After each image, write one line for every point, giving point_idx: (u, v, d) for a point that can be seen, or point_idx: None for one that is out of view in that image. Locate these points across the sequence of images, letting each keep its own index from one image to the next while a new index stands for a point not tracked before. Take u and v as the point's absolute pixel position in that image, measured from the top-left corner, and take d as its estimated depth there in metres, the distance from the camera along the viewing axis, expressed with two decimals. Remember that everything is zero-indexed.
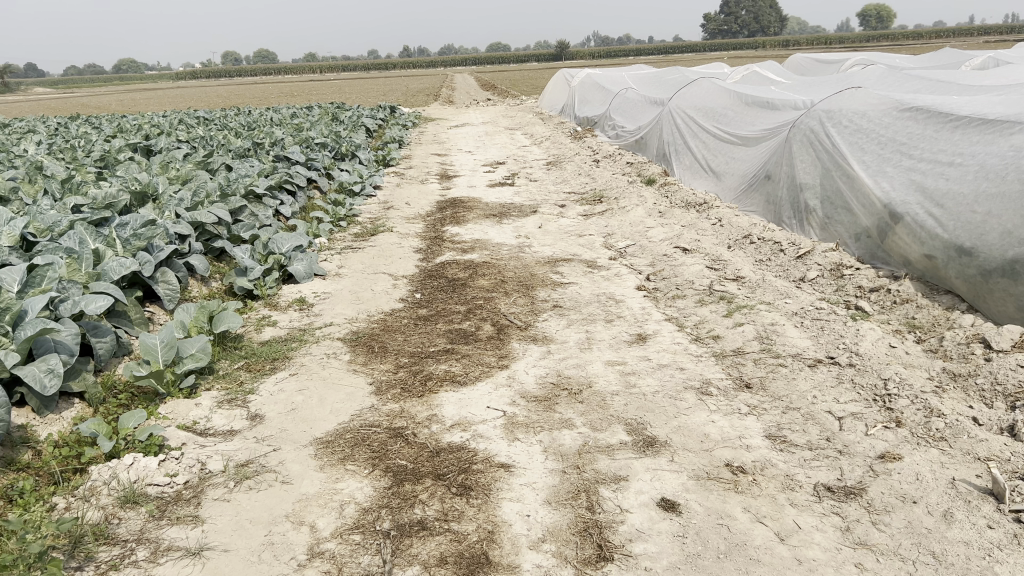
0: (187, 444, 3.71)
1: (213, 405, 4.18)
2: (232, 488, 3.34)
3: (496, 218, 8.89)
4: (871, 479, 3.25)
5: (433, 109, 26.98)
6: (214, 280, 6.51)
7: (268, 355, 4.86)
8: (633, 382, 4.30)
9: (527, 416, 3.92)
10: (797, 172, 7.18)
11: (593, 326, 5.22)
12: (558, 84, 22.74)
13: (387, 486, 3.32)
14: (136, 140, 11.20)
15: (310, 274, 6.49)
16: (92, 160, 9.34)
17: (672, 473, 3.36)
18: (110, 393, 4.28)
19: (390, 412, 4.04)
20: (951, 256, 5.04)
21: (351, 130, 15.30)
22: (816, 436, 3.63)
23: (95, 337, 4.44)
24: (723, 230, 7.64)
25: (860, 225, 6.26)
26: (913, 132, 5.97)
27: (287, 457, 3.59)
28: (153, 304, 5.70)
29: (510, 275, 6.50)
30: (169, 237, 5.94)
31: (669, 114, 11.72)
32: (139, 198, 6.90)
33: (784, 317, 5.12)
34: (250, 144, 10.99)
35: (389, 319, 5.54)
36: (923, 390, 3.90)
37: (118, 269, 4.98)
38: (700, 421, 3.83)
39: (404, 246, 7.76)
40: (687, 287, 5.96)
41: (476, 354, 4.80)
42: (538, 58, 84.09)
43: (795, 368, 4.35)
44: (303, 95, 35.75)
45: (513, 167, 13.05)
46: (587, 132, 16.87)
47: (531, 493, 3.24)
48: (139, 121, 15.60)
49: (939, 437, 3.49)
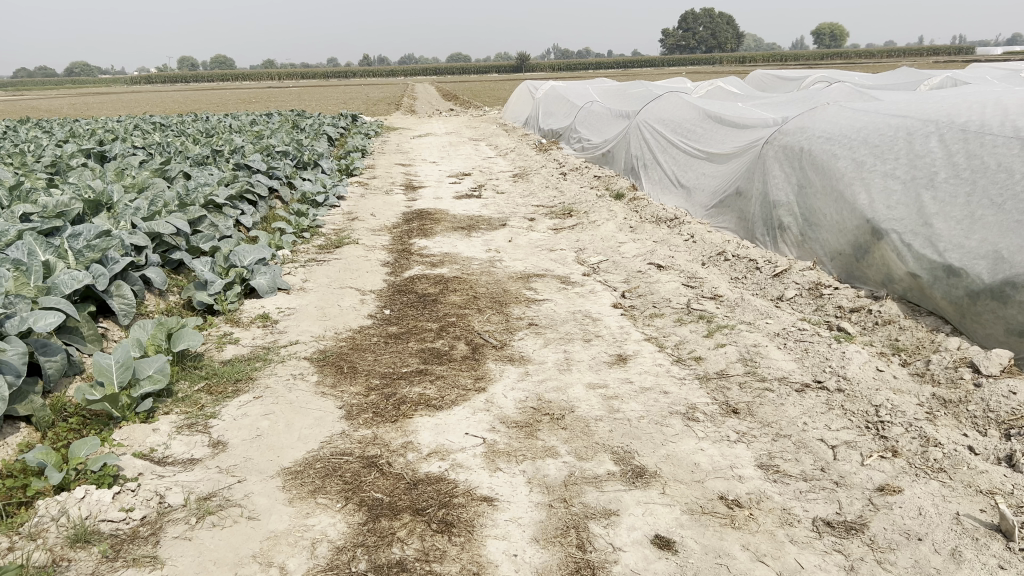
0: (143, 474, 3.46)
1: (172, 431, 3.92)
2: (193, 525, 3.08)
3: (464, 231, 8.70)
4: (871, 513, 3.11)
5: (396, 119, 26.77)
6: (171, 294, 6.19)
7: (230, 375, 4.59)
8: (616, 407, 4.13)
9: (508, 443, 3.72)
10: (771, 188, 7.08)
11: (571, 346, 5.04)
12: (521, 95, 22.71)
13: (362, 523, 3.10)
14: (89, 145, 10.80)
15: (274, 288, 6.23)
16: (42, 167, 8.95)
17: (664, 507, 3.18)
18: (59, 417, 4.01)
19: (362, 439, 3.81)
20: (938, 276, 4.97)
21: (314, 139, 15.00)
22: (810, 466, 3.50)
23: (44, 356, 4.15)
24: (696, 247, 7.53)
25: (837, 243, 6.18)
26: (891, 144, 5.90)
27: (252, 489, 3.34)
28: (106, 319, 5.39)
29: (483, 291, 6.30)
30: (124, 249, 5.64)
31: (637, 128, 11.62)
32: (93, 207, 6.55)
33: (767, 338, 5.00)
34: (210, 151, 10.67)
35: (358, 337, 5.30)
36: (916, 418, 3.79)
37: (69, 283, 4.72)
38: (689, 449, 3.67)
39: (371, 259, 7.51)
40: (665, 305, 5.82)
41: (451, 375, 4.60)
42: (500, 69, 83.92)
43: (782, 393, 4.21)
44: (264, 105, 35.16)
45: (479, 179, 12.87)
46: (551, 144, 16.79)
47: (517, 530, 3.04)
48: (93, 125, 15.17)
49: (937, 469, 3.38)
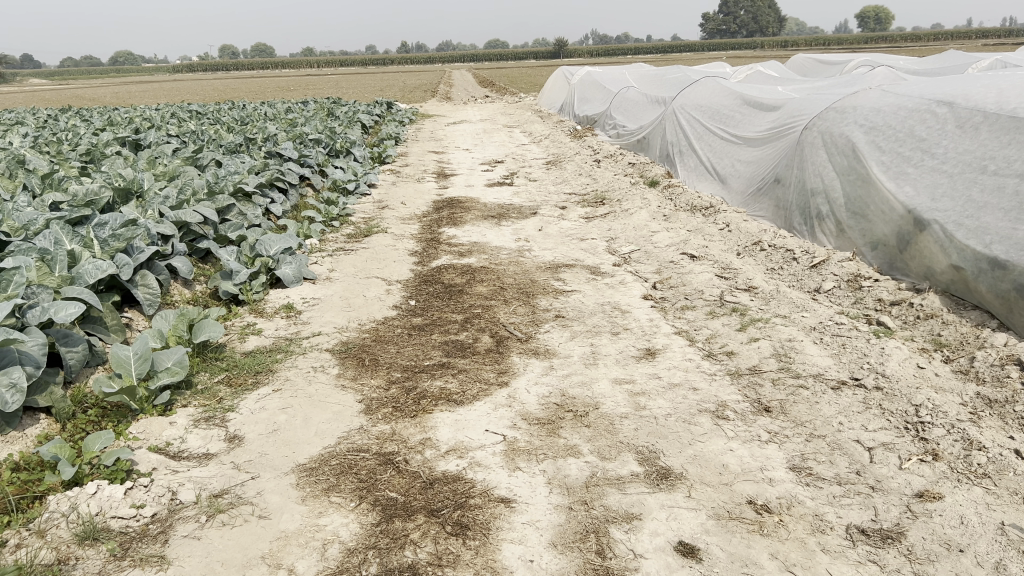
0: (157, 469, 3.40)
1: (189, 424, 3.87)
2: (203, 524, 3.02)
3: (494, 220, 8.58)
4: (909, 521, 2.95)
5: (431, 105, 26.70)
6: (198, 283, 6.15)
7: (251, 368, 4.53)
8: (642, 404, 3.98)
9: (529, 441, 3.61)
10: (810, 176, 6.86)
11: (598, 340, 4.90)
12: (557, 81, 22.48)
13: (374, 523, 3.01)
14: (124, 134, 10.85)
15: (299, 278, 6.17)
16: (77, 155, 8.99)
17: (689, 511, 3.05)
18: (80, 408, 3.97)
19: (379, 435, 3.72)
20: (982, 269, 4.76)
21: (348, 127, 14.97)
22: (845, 469, 3.33)
23: (66, 347, 4.10)
24: (731, 236, 7.33)
25: (878, 233, 5.96)
26: (939, 137, 5.67)
27: (265, 487, 3.27)
28: (132, 308, 5.34)
29: (510, 281, 6.18)
30: (151, 238, 5.60)
31: (673, 114, 11.39)
32: (123, 195, 6.50)
33: (802, 332, 4.81)
34: (242, 139, 10.65)
35: (381, 329, 5.21)
36: (959, 419, 3.60)
37: (93, 272, 4.67)
38: (717, 449, 3.52)
39: (399, 248, 7.43)
40: (696, 297, 5.65)
41: (473, 368, 4.49)
42: (536, 54, 83.56)
43: (817, 391, 4.04)
44: (302, 92, 35.41)
45: (512, 166, 12.73)
46: (586, 131, 16.58)
47: (535, 533, 2.92)
48: (131, 114, 15.33)
49: (981, 474, 3.20)
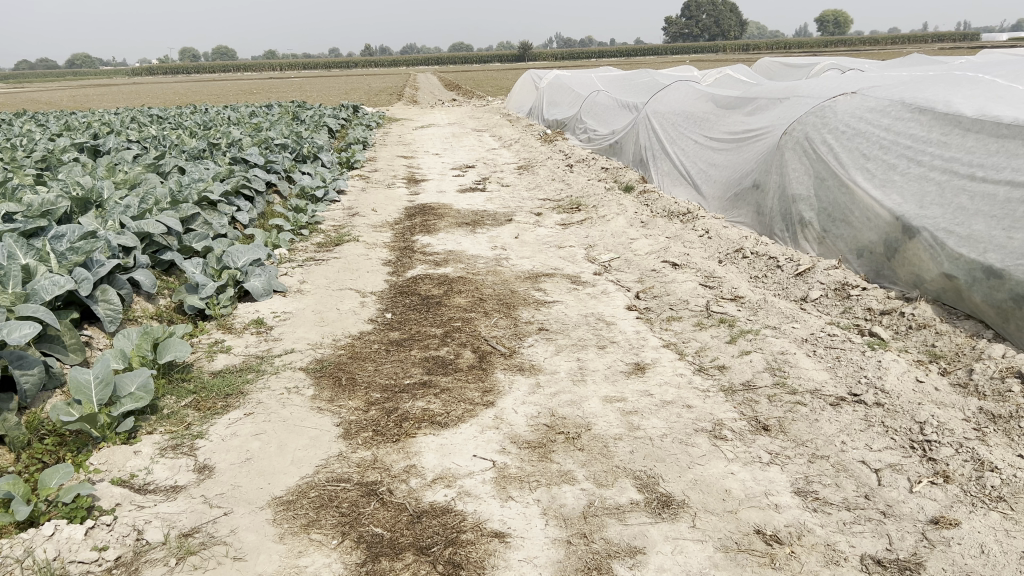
0: (121, 504, 3.15)
1: (155, 453, 3.62)
2: (173, 568, 2.78)
3: (468, 227, 8.37)
4: (927, 551, 2.80)
5: (398, 109, 26.45)
6: (162, 298, 5.86)
7: (220, 390, 4.27)
8: (636, 424, 3.80)
9: (520, 467, 3.41)
10: (790, 182, 6.72)
11: (585, 354, 4.72)
12: (525, 84, 22.33)
13: (359, 563, 2.79)
14: (82, 139, 10.45)
15: (269, 290, 5.91)
16: (31, 162, 8.60)
17: (695, 543, 2.87)
18: (34, 435, 3.68)
19: (360, 463, 3.49)
20: (976, 278, 4.66)
21: (314, 131, 14.64)
22: (853, 493, 3.18)
23: (20, 370, 3.80)
24: (711, 243, 7.20)
25: (864, 240, 5.85)
26: (923, 142, 5.59)
27: (240, 524, 3.03)
28: (92, 325, 5.04)
29: (489, 292, 5.97)
30: (111, 250, 5.29)
31: (645, 119, 11.26)
32: (81, 205, 6.17)
33: (794, 345, 4.68)
34: (206, 145, 10.31)
35: (357, 345, 4.97)
36: (966, 437, 3.47)
37: (50, 288, 4.37)
38: (718, 473, 3.35)
39: (372, 258, 7.19)
40: (683, 307, 5.50)
41: (457, 388, 4.27)
42: (501, 58, 83.46)
43: (816, 407, 3.89)
44: (265, 96, 34.86)
45: (484, 171, 12.51)
46: (557, 135, 16.42)
47: (533, 572, 2.72)
48: (90, 118, 14.93)
49: (996, 497, 3.07)
